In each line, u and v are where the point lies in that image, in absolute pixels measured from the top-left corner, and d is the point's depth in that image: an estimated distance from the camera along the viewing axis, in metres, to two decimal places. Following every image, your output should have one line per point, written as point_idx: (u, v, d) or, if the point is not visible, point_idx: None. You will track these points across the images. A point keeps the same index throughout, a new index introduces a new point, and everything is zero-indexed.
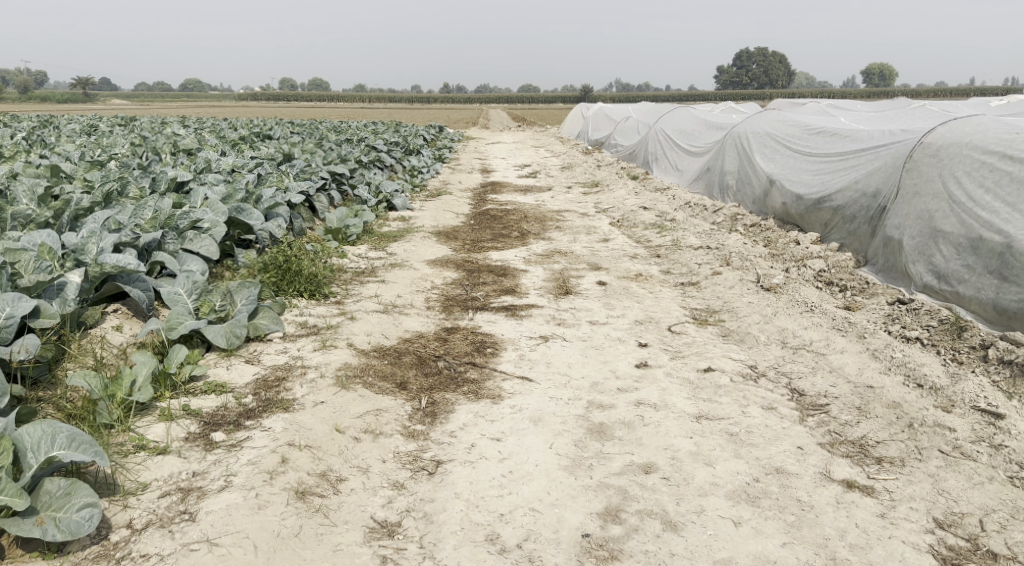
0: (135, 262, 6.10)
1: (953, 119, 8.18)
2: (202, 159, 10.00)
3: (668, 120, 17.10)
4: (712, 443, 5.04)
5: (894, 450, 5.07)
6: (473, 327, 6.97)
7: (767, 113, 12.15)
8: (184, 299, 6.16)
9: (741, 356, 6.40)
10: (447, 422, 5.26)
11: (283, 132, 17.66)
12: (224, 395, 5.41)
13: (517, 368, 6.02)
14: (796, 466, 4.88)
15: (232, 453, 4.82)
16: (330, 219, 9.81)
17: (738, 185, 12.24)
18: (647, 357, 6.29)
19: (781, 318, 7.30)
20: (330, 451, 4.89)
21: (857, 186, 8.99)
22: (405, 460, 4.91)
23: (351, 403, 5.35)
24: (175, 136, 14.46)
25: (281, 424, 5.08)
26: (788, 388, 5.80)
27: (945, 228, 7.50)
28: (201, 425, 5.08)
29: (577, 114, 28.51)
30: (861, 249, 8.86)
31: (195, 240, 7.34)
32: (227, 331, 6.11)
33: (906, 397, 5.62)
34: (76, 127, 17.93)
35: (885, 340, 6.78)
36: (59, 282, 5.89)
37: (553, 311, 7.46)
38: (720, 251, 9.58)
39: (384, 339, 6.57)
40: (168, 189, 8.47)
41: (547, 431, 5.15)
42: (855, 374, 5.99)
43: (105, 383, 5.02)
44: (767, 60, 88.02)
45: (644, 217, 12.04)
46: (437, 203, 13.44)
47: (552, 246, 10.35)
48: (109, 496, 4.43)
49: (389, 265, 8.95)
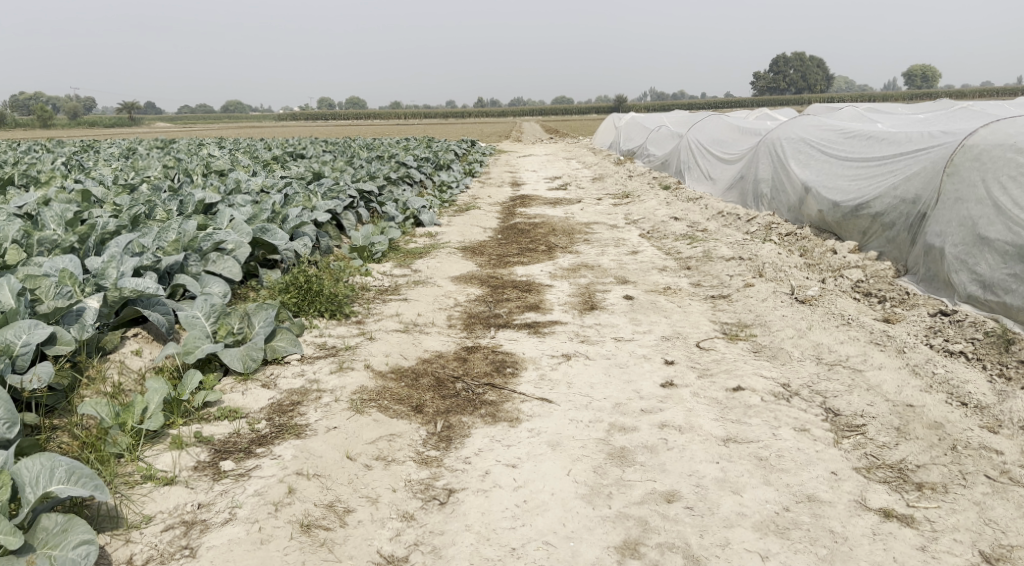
0: (154, 285, 6.01)
1: (996, 121, 7.85)
2: (231, 180, 9.94)
3: (701, 129, 16.79)
4: (739, 469, 4.78)
5: (936, 475, 4.77)
6: (494, 345, 6.78)
7: (802, 118, 11.82)
8: (202, 323, 6.03)
9: (773, 373, 6.12)
10: (462, 447, 5.07)
11: (316, 150, 17.68)
12: (238, 421, 5.26)
13: (537, 390, 5.80)
14: (829, 493, 4.61)
15: (240, 483, 4.68)
16: (356, 237, 9.68)
17: (773, 194, 11.91)
18: (673, 376, 6.05)
19: (816, 332, 7.02)
20: (339, 481, 4.73)
21: (896, 192, 8.66)
22: (416, 489, 4.72)
23: (364, 428, 5.19)
24: (209, 158, 14.56)
25: (291, 451, 4.92)
26: (823, 407, 5.52)
27: (990, 235, 7.17)
28: (212, 452, 4.93)
29: (610, 124, 28.29)
30: (901, 258, 8.52)
31: (219, 262, 7.24)
32: (243, 354, 5.96)
33: (948, 416, 5.30)
34: (116, 151, 18.18)
35: (926, 354, 6.46)
36: (78, 308, 5.79)
37: (577, 328, 7.24)
38: (753, 262, 9.30)
39: (402, 359, 6.40)
40: (195, 211, 8.42)
41: (566, 456, 4.93)
42: (894, 392, 5.68)
43: (116, 410, 4.91)
44: (805, 65, 87.10)
45: (675, 228, 11.79)
46: (465, 218, 13.30)
47: (580, 260, 10.14)
48: (111, 530, 4.34)
49: (413, 283, 8.80)
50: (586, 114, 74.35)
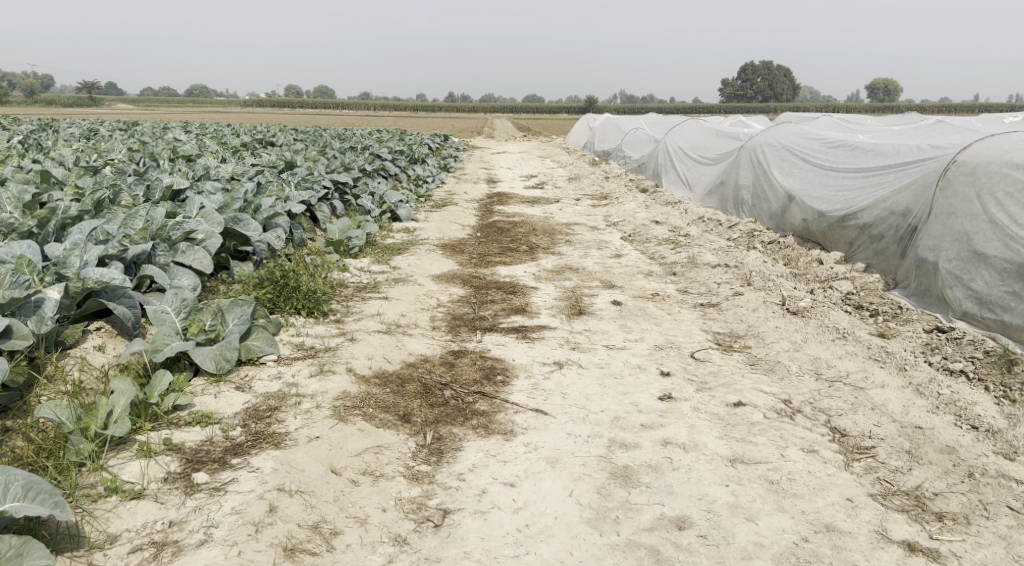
0: (120, 277, 5.64)
1: (990, 136, 7.70)
2: (200, 166, 9.51)
3: (677, 133, 16.55)
4: (752, 494, 4.56)
5: (955, 505, 4.60)
6: (482, 350, 6.47)
7: (784, 125, 11.63)
8: (171, 318, 5.67)
9: (773, 388, 5.86)
10: (455, 461, 4.75)
11: (287, 139, 17.15)
12: (211, 427, 4.90)
13: (531, 400, 5.50)
14: (847, 523, 4.41)
15: (215, 498, 4.33)
16: (331, 231, 9.31)
17: (754, 201, 11.71)
18: (671, 389, 5.78)
19: (813, 346, 6.82)
20: (325, 498, 4.39)
21: (884, 204, 8.48)
22: (407, 509, 4.40)
23: (348, 439, 4.85)
24: (176, 142, 14.01)
25: (270, 463, 4.57)
26: (828, 427, 5.29)
27: (986, 251, 7.00)
28: (183, 462, 4.56)
29: (584, 124, 28.10)
30: (890, 270, 8.33)
31: (188, 252, 6.85)
32: (215, 354, 5.60)
33: (960, 440, 5.14)
34: (77, 130, 17.48)
35: (928, 373, 6.28)
36: (37, 299, 5.41)
37: (566, 334, 6.95)
38: (740, 270, 9.08)
39: (386, 363, 6.07)
40: (162, 198, 8.00)
41: (566, 475, 4.65)
42: (900, 413, 5.46)
43: (78, 414, 4.53)
44: (773, 73, 87.84)
45: (656, 232, 11.55)
46: (442, 214, 12.96)
47: (563, 262, 9.83)
48: (71, 551, 3.99)
49: (393, 280, 8.47)
50: (557, 113, 74.12)
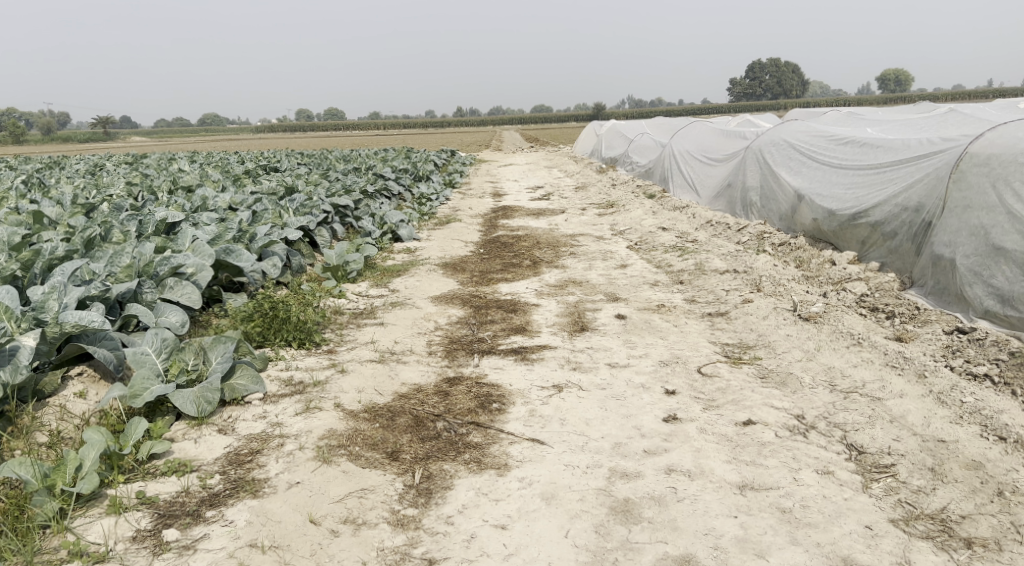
0: (99, 319, 5.36)
1: (1004, 124, 7.37)
2: (196, 197, 9.29)
3: (683, 136, 16.23)
4: (762, 525, 4.27)
5: (985, 528, 4.31)
6: (478, 376, 6.17)
7: (791, 122, 11.27)
8: (152, 359, 5.40)
9: (785, 403, 5.51)
10: (444, 503, 4.48)
11: (291, 164, 16.98)
12: (188, 476, 4.62)
13: (527, 429, 5.19)
14: (867, 554, 4.13)
15: (183, 558, 4.10)
16: (329, 256, 8.99)
17: (763, 202, 11.35)
18: (676, 409, 5.45)
19: (826, 354, 6.48)
20: (301, 553, 4.14)
21: (897, 200, 8.11)
22: (390, 559, 4.14)
23: (331, 483, 4.59)
24: (178, 173, 13.84)
25: (245, 515, 4.33)
26: (845, 443, 4.97)
27: (1005, 244, 6.65)
28: (154, 518, 4.32)
29: (592, 132, 27.82)
30: (905, 269, 7.97)
31: (176, 288, 6.60)
32: (196, 396, 5.32)
33: (987, 454, 4.81)
34: (83, 166, 17.44)
35: (950, 380, 5.92)
36: (11, 348, 5.11)
37: (567, 354, 6.65)
38: (749, 275, 8.75)
39: (376, 396, 5.77)
40: (155, 232, 7.76)
41: (561, 513, 4.38)
42: (921, 425, 5.12)
43: (44, 471, 4.29)
44: (781, 70, 87.31)
45: (663, 239, 11.24)
46: (445, 232, 12.68)
47: (567, 275, 9.52)
48: None
49: (390, 304, 8.20)
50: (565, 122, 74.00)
